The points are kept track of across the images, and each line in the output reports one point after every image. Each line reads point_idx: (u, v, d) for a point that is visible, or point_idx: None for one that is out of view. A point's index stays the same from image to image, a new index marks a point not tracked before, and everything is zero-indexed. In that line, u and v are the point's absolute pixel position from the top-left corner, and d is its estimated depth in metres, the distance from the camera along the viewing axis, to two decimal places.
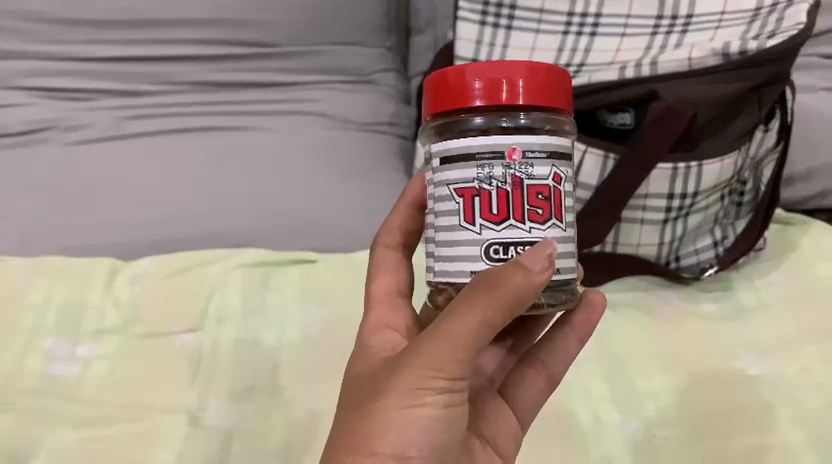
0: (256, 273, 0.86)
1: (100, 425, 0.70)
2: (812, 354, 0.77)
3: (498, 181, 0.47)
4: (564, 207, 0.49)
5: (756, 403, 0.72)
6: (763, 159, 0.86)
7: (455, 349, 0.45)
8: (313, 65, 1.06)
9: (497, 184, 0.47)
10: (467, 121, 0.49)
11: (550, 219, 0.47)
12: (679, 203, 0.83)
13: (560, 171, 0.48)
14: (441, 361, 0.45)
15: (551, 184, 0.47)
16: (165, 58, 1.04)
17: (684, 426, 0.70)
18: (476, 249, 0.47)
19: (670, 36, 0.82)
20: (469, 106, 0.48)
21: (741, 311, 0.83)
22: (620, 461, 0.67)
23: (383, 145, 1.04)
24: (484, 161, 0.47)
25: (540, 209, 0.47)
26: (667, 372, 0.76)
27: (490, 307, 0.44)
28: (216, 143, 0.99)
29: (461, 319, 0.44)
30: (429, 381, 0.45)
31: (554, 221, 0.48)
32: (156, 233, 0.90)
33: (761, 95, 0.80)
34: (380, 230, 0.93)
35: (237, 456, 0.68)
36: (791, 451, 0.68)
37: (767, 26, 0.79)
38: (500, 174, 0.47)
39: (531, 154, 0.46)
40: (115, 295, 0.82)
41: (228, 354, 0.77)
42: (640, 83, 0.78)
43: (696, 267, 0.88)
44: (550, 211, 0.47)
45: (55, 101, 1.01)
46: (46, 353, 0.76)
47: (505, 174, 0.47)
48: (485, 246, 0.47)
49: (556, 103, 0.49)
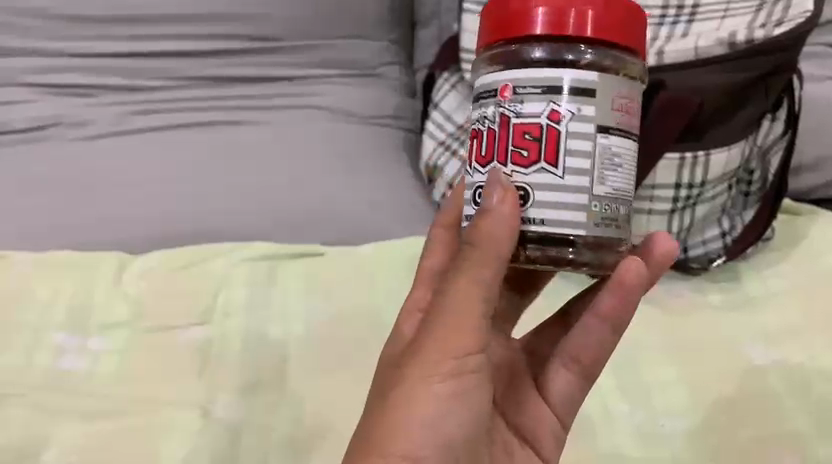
0: (259, 266, 0.86)
1: (107, 420, 0.70)
2: (820, 341, 0.77)
3: (489, 120, 0.49)
4: (565, 150, 0.47)
5: (762, 392, 0.72)
6: (770, 148, 0.85)
7: (466, 318, 0.46)
8: (317, 59, 1.07)
9: (487, 124, 0.49)
10: (527, 53, 0.48)
11: (539, 163, 0.47)
12: (686, 193, 0.82)
13: (558, 107, 0.46)
14: (453, 334, 0.46)
15: (544, 123, 0.47)
16: (169, 53, 1.04)
17: (692, 416, 0.71)
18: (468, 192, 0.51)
19: (675, 27, 0.80)
20: (529, 34, 0.48)
21: (747, 301, 0.83)
22: (627, 451, 0.68)
23: (388, 138, 1.04)
24: (483, 101, 0.49)
25: (525, 150, 0.47)
26: (673, 363, 0.76)
27: (476, 260, 0.46)
28: (221, 138, 0.99)
29: (453, 285, 0.46)
30: (447, 357, 0.47)
31: (543, 165, 0.47)
32: (161, 228, 0.91)
33: (768, 84, 0.79)
34: (385, 223, 0.94)
35: (243, 450, 0.69)
36: (799, 440, 0.68)
37: (774, 15, 0.78)
38: (491, 112, 0.49)
39: (522, 90, 0.47)
40: (123, 288, 0.82)
41: (235, 348, 0.77)
42: (646, 72, 0.78)
43: (704, 257, 0.86)
44: (538, 154, 0.47)
45: (60, 97, 1.02)
46: (54, 348, 0.76)
47: (495, 112, 0.48)
48: (473, 190, 0.50)
49: (619, 33, 0.48)
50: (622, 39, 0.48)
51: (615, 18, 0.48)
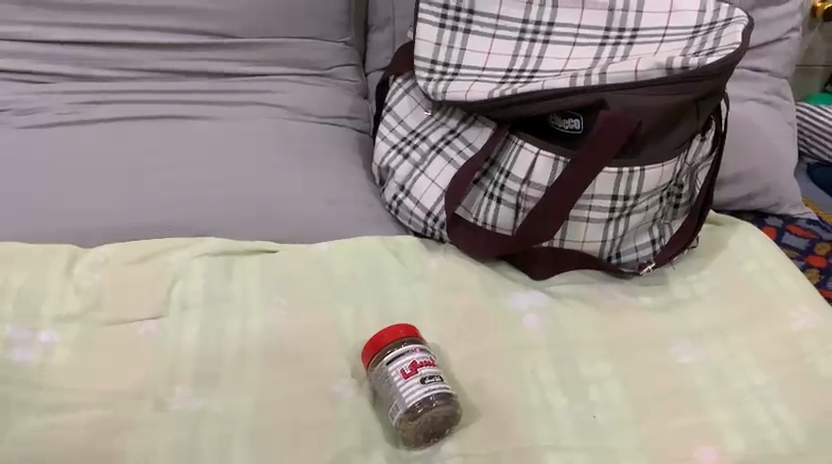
0: (216, 261, 0.86)
1: (65, 411, 0.70)
2: (737, 342, 0.85)
3: (435, 378, 0.72)
4: (427, 373, 0.72)
5: (687, 388, 0.79)
6: (699, 165, 0.91)
7: None
8: (272, 58, 1.11)
9: (434, 377, 0.72)
10: (385, 381, 0.72)
11: (432, 380, 0.71)
12: (621, 204, 0.87)
13: (426, 371, 0.72)
14: None
15: (425, 370, 0.72)
16: (123, 44, 1.05)
17: (623, 409, 0.76)
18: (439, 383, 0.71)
19: (617, 47, 0.88)
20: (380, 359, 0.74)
21: (676, 304, 0.90)
22: (578, 452, 0.72)
23: (342, 138, 1.07)
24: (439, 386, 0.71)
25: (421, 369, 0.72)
26: (607, 359, 0.82)
27: None
28: (176, 133, 1.01)
29: None
30: None
31: (435, 382, 0.71)
32: (115, 220, 0.89)
33: (699, 106, 0.85)
34: (340, 220, 0.95)
35: (205, 441, 0.69)
36: (720, 431, 0.75)
37: (707, 43, 0.85)
38: (430, 373, 0.72)
39: (431, 374, 0.72)
40: (75, 282, 0.81)
41: (191, 345, 0.77)
42: (590, 92, 0.82)
43: (635, 263, 0.93)
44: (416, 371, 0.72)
45: (10, 84, 1.02)
46: (5, 340, 0.74)
47: (431, 373, 0.72)
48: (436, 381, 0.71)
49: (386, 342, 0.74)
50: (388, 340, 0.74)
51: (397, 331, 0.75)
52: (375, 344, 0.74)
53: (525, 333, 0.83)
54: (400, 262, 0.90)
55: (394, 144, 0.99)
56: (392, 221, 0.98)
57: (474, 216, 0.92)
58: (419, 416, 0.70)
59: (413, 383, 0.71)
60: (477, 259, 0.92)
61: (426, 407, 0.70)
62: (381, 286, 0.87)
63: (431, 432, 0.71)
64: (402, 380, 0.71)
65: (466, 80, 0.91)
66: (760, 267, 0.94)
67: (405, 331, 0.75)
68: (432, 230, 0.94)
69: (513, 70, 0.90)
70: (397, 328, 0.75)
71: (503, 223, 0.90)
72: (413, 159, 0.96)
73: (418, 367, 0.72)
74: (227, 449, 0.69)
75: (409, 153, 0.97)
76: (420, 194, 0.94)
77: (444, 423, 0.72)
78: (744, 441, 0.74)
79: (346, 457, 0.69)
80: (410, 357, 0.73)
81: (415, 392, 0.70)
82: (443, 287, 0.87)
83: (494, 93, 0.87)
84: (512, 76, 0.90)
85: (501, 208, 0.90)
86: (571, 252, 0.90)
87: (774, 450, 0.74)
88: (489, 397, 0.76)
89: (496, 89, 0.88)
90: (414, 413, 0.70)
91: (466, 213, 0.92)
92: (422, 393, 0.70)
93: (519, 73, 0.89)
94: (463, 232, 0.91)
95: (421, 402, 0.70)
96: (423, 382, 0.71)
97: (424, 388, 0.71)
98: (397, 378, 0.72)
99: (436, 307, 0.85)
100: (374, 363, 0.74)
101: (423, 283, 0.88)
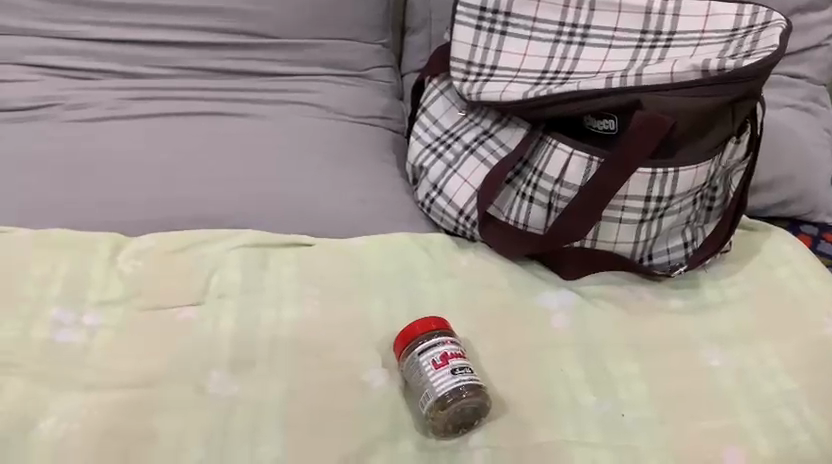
0: (252, 253, 0.88)
1: (106, 391, 0.72)
2: (768, 347, 0.84)
3: (466, 369, 0.73)
4: (458, 365, 0.73)
5: (716, 390, 0.79)
6: (733, 169, 0.91)
7: None
8: (310, 58, 1.13)
9: (464, 368, 0.73)
10: (416, 372, 0.74)
11: (462, 372, 0.72)
12: (655, 205, 0.87)
13: (456, 362, 0.73)
14: None
15: (455, 361, 0.73)
16: (167, 42, 1.09)
17: (651, 409, 0.77)
18: (469, 375, 0.73)
19: (653, 50, 0.89)
20: (410, 350, 0.75)
21: (707, 307, 0.90)
22: (604, 449, 0.72)
23: (376, 137, 1.09)
24: (469, 377, 0.72)
25: (452, 361, 0.73)
26: (636, 359, 0.82)
27: None
28: (215, 129, 1.04)
29: None
30: None
31: (464, 373, 0.72)
32: (156, 212, 0.92)
33: (735, 108, 0.85)
34: (373, 217, 0.97)
35: (238, 425, 0.71)
36: (748, 434, 0.75)
37: (744, 46, 0.85)
38: (461, 365, 0.73)
39: (461, 365, 0.73)
40: (118, 269, 0.84)
41: (227, 332, 0.79)
42: (626, 92, 0.83)
43: (667, 265, 0.93)
44: (446, 363, 0.73)
45: (60, 79, 1.06)
46: (51, 322, 0.77)
47: (461, 365, 0.73)
48: (466, 373, 0.73)
49: (417, 334, 0.75)
50: (419, 331, 0.76)
51: (427, 323, 0.76)
52: (406, 336, 0.76)
53: (554, 331, 0.84)
54: (430, 259, 0.91)
55: (428, 143, 1.01)
56: (424, 220, 1.00)
57: (506, 216, 0.93)
58: (450, 406, 0.71)
59: (444, 373, 0.72)
60: (509, 258, 0.93)
61: (456, 397, 0.71)
62: (411, 282, 0.88)
63: (460, 423, 0.72)
64: (433, 371, 0.72)
65: (501, 80, 0.93)
66: (792, 273, 0.93)
67: (436, 323, 0.76)
68: (463, 229, 0.95)
69: (548, 72, 0.91)
70: (428, 321, 0.76)
71: (535, 222, 0.91)
72: (447, 159, 0.98)
73: (450, 358, 0.73)
74: (261, 432, 0.71)
75: (443, 153, 0.98)
76: (453, 193, 0.95)
77: (474, 415, 0.73)
78: (774, 445, 0.74)
79: (376, 445, 0.71)
80: (442, 348, 0.74)
81: (445, 382, 0.72)
82: (474, 284, 0.88)
83: (528, 94, 0.89)
84: (547, 77, 0.91)
85: (533, 207, 0.91)
86: (603, 253, 0.91)
87: (804, 454, 0.74)
88: (519, 392, 0.77)
89: (531, 90, 0.89)
90: (444, 402, 0.71)
91: (498, 211, 0.93)
92: (453, 384, 0.71)
93: (555, 75, 0.90)
94: (494, 231, 0.92)
95: (451, 392, 0.71)
96: (453, 373, 0.72)
97: (454, 378, 0.72)
98: (428, 368, 0.73)
99: (467, 303, 0.86)
100: (406, 354, 0.75)
101: (454, 280, 0.89)
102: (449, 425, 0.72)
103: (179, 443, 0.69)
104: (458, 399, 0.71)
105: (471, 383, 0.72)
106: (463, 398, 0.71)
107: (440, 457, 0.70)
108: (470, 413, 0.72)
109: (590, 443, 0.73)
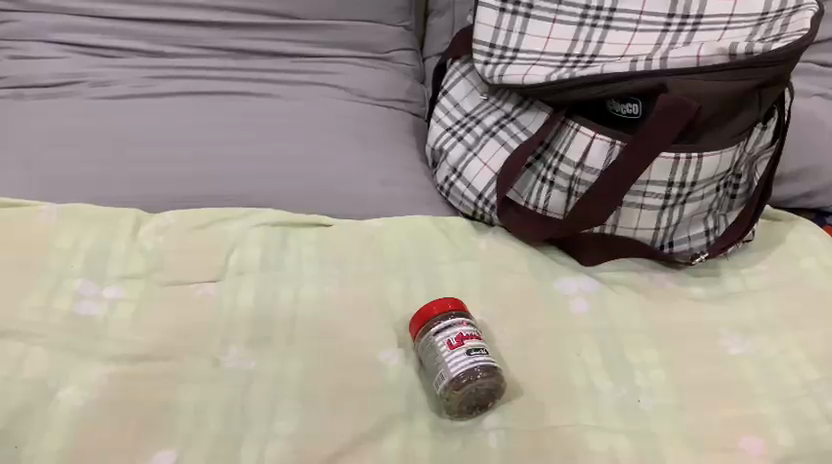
0: (273, 231, 0.89)
1: (129, 363, 0.73)
2: (791, 337, 0.83)
3: (481, 349, 0.73)
4: (474, 346, 0.73)
5: (737, 379, 0.78)
6: (759, 155, 0.90)
7: None
8: (333, 40, 1.13)
9: (481, 349, 0.73)
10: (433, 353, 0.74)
11: (478, 352, 0.72)
12: (677, 191, 0.86)
13: (471, 343, 0.73)
14: None
15: (471, 342, 0.73)
16: (192, 22, 1.09)
17: (668, 395, 0.76)
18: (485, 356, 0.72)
19: (679, 34, 0.88)
20: (425, 328, 0.75)
21: (729, 295, 0.89)
22: (621, 434, 0.72)
23: (397, 120, 1.09)
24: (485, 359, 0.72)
25: (468, 341, 0.73)
26: (655, 345, 0.81)
27: None
28: (238, 109, 1.04)
29: None
30: None
31: (480, 354, 0.72)
32: (178, 189, 0.92)
33: (762, 95, 0.83)
34: (393, 199, 0.96)
35: (257, 398, 0.72)
36: (768, 424, 0.74)
37: (773, 30, 0.84)
38: (476, 345, 0.73)
39: (477, 346, 0.73)
40: (140, 244, 0.85)
41: (247, 307, 0.80)
42: (652, 76, 0.81)
43: (688, 254, 0.92)
44: (463, 343, 0.73)
45: (85, 56, 1.07)
46: (74, 294, 0.78)
47: (477, 345, 0.73)
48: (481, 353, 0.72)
49: (433, 314, 0.75)
50: (437, 310, 0.76)
51: (443, 304, 0.76)
52: (423, 315, 0.76)
53: (573, 316, 0.83)
54: (449, 242, 0.91)
55: (449, 126, 1.00)
56: (444, 203, 0.99)
57: (525, 200, 0.92)
58: (463, 387, 0.70)
59: (458, 354, 0.72)
60: (528, 243, 0.92)
61: (470, 378, 0.70)
62: (430, 263, 0.88)
63: (474, 407, 0.72)
64: (448, 351, 0.72)
65: (524, 63, 0.92)
66: (818, 264, 0.92)
67: (452, 304, 0.76)
68: (482, 213, 0.95)
69: (571, 54, 0.90)
70: (445, 301, 0.77)
71: (554, 206, 0.91)
72: (467, 142, 0.97)
73: (465, 339, 0.73)
74: (278, 407, 0.71)
75: (463, 136, 0.98)
76: (472, 177, 0.95)
77: (490, 398, 0.73)
78: (795, 436, 0.73)
79: (391, 424, 0.71)
80: (458, 329, 0.74)
81: (460, 363, 0.71)
82: (491, 268, 0.88)
83: (552, 76, 0.88)
84: (570, 60, 0.90)
85: (553, 192, 0.90)
86: (623, 238, 0.90)
87: (825, 446, 0.72)
88: (534, 376, 0.76)
89: (554, 73, 0.88)
90: (459, 383, 0.70)
91: (517, 196, 0.93)
92: (468, 365, 0.71)
93: (578, 57, 0.89)
94: (513, 215, 0.92)
95: (465, 373, 0.71)
96: (468, 354, 0.72)
97: (469, 360, 0.72)
98: (443, 348, 0.73)
99: (484, 285, 0.86)
100: (422, 334, 0.75)
101: (473, 263, 0.88)
102: (462, 408, 0.72)
103: (197, 417, 0.70)
104: (472, 383, 0.71)
105: (488, 364, 0.72)
106: (477, 382, 0.71)
107: (454, 437, 0.71)
108: (484, 396, 0.72)
109: (605, 429, 0.72)
